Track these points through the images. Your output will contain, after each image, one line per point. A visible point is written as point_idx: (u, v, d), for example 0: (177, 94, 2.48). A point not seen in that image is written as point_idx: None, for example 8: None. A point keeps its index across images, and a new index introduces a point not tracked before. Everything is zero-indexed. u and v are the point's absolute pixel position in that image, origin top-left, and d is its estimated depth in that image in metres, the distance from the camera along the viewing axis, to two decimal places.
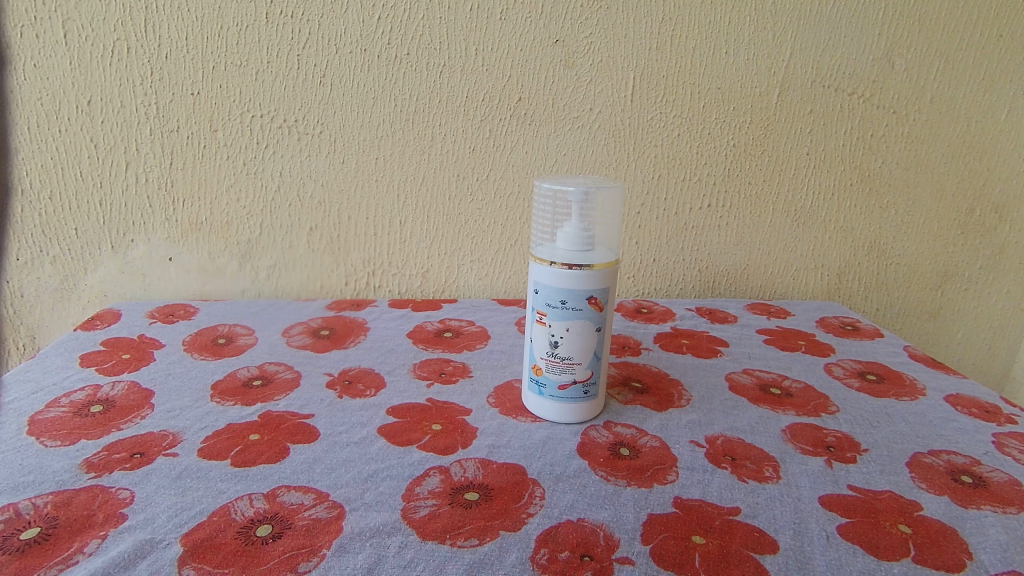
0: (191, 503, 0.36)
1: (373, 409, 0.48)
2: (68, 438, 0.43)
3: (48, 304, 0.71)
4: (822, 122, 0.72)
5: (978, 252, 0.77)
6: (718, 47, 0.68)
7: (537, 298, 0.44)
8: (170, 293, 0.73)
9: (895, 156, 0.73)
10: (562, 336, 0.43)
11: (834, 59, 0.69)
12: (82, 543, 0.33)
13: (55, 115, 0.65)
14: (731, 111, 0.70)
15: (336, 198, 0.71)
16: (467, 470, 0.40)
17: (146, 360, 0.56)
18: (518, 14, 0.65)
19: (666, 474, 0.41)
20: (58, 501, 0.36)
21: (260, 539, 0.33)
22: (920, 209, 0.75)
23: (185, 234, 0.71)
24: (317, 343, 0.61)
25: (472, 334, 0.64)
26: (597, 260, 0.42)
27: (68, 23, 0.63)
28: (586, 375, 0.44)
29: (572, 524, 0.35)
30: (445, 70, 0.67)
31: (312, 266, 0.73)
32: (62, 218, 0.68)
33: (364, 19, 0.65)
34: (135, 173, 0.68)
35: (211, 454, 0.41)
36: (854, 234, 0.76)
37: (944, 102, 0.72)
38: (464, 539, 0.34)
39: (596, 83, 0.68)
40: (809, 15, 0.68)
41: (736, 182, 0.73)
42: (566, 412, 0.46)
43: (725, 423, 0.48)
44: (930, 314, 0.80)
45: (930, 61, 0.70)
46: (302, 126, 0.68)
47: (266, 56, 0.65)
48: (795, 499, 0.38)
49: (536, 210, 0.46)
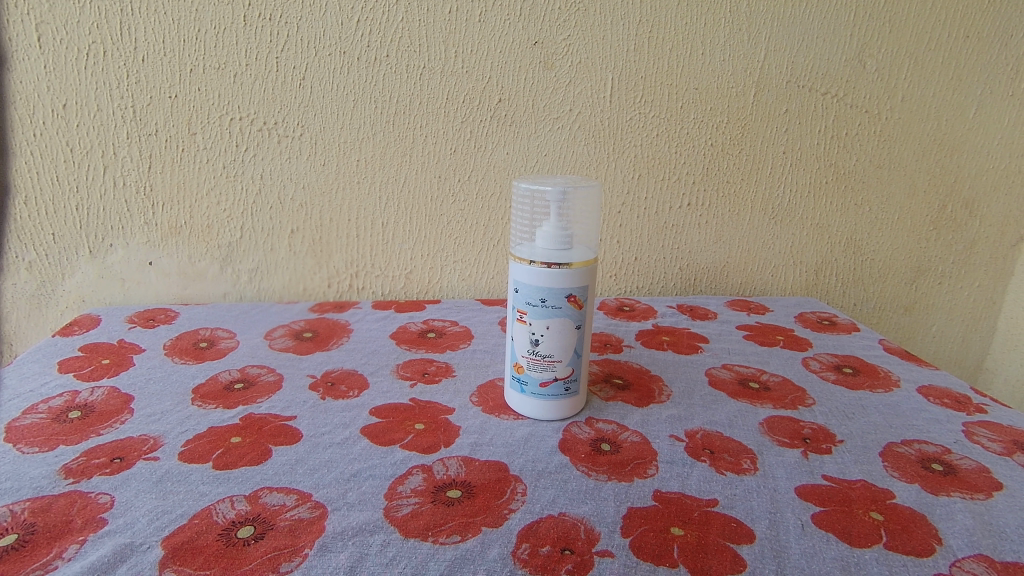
0: (172, 506, 0.36)
1: (356, 410, 0.48)
2: (46, 444, 0.42)
3: (25, 311, 0.70)
4: (797, 122, 0.73)
5: (950, 247, 0.79)
6: (694, 48, 0.69)
7: (517, 297, 0.44)
8: (150, 298, 0.72)
9: (869, 154, 0.75)
10: (543, 334, 0.43)
11: (808, 60, 0.71)
12: (61, 549, 0.32)
13: (30, 119, 0.64)
14: (708, 111, 0.71)
15: (318, 200, 0.71)
16: (450, 468, 0.41)
17: (126, 365, 0.55)
18: (496, 17, 0.66)
19: (646, 468, 0.41)
20: (36, 508, 0.35)
21: (241, 541, 0.33)
22: (893, 206, 0.77)
23: (164, 237, 0.70)
24: (300, 346, 0.61)
25: (455, 334, 0.64)
26: (575, 259, 0.43)
27: (42, 26, 0.62)
28: (567, 372, 0.45)
29: (553, 519, 0.36)
30: (425, 72, 0.67)
31: (294, 269, 0.73)
32: (38, 223, 0.68)
33: (343, 21, 0.65)
34: (113, 177, 0.67)
35: (192, 458, 0.41)
36: (830, 231, 0.78)
37: (915, 101, 0.74)
38: (446, 536, 0.34)
39: (576, 85, 0.69)
40: (782, 17, 0.69)
41: (715, 181, 0.74)
42: (547, 409, 0.46)
43: (705, 418, 0.48)
44: (905, 308, 0.82)
45: (900, 61, 0.72)
46: (282, 129, 0.67)
47: (245, 58, 0.65)
48: (771, 490, 0.39)
49: (515, 211, 0.46)
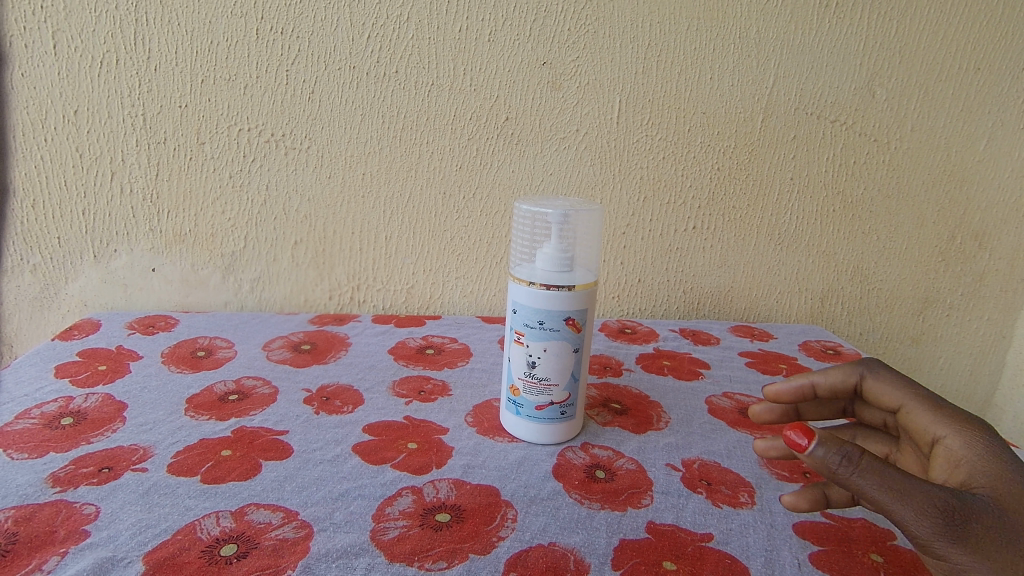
0: (157, 521, 0.35)
1: (349, 426, 0.48)
2: (36, 451, 0.42)
3: (27, 313, 0.71)
4: (805, 148, 0.73)
5: (959, 279, 0.78)
6: (703, 73, 0.69)
7: (515, 318, 0.44)
8: (152, 304, 0.72)
9: (877, 183, 0.74)
10: (540, 356, 0.43)
11: (817, 88, 0.71)
12: (41, 560, 0.32)
13: (41, 124, 0.65)
14: (715, 135, 0.71)
15: (323, 212, 0.71)
16: (440, 491, 0.40)
17: (122, 372, 0.55)
18: (506, 37, 0.66)
19: (641, 498, 0.40)
20: (19, 516, 0.35)
21: (224, 559, 0.33)
22: (902, 235, 0.76)
23: (168, 244, 0.70)
24: (297, 358, 0.60)
25: (454, 351, 0.64)
26: (576, 280, 0.43)
27: (58, 33, 0.63)
28: (563, 396, 0.44)
29: (543, 549, 0.35)
30: (433, 89, 0.67)
31: (296, 280, 0.73)
32: (44, 226, 0.68)
33: (354, 37, 0.65)
34: (120, 183, 0.68)
35: (181, 470, 0.41)
36: (836, 259, 0.77)
37: (924, 131, 0.73)
38: (432, 562, 0.33)
39: (583, 105, 0.69)
40: (791, 44, 0.69)
41: (721, 205, 0.74)
42: (542, 433, 0.45)
43: (702, 447, 0.48)
44: (913, 339, 0.81)
45: (910, 92, 0.72)
46: (290, 141, 0.68)
47: (256, 71, 0.66)
48: (768, 526, 0.38)
49: (515, 231, 0.46)
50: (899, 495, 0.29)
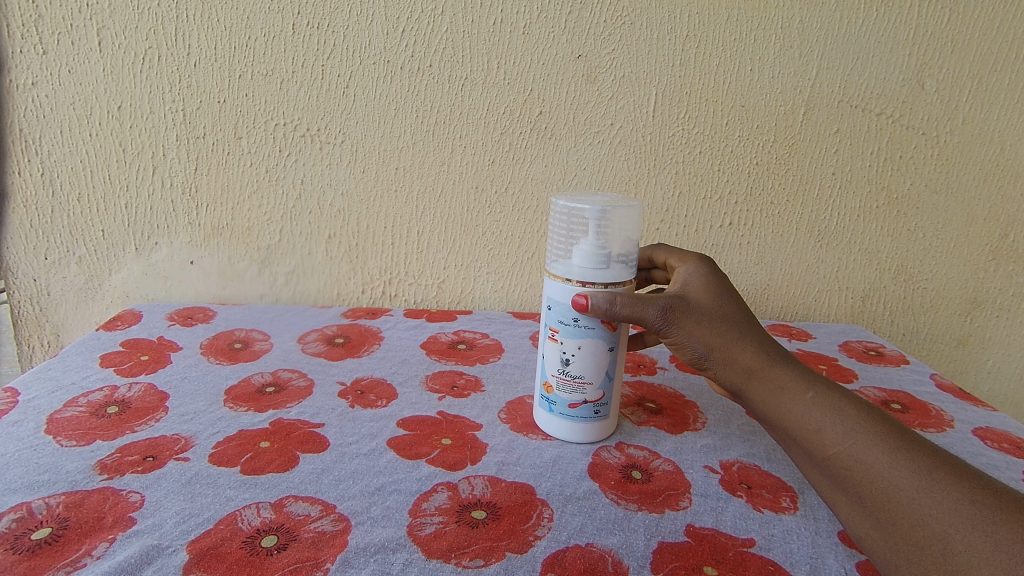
0: (199, 510, 0.36)
1: (383, 420, 0.48)
2: (83, 438, 0.43)
3: (72, 303, 0.73)
4: (849, 142, 0.70)
5: (1010, 279, 0.75)
6: (743, 64, 0.67)
7: (549, 315, 0.43)
8: (191, 296, 0.74)
9: (924, 178, 0.71)
10: (574, 354, 0.42)
11: (863, 80, 0.68)
12: (91, 546, 0.33)
13: (86, 120, 0.67)
14: (755, 129, 0.69)
15: (357, 207, 0.71)
16: (475, 488, 0.40)
17: (163, 362, 0.56)
18: (541, 29, 0.65)
19: (678, 500, 0.40)
20: (69, 502, 0.36)
21: (265, 550, 0.33)
22: (950, 233, 0.73)
23: (207, 237, 0.72)
24: (331, 351, 0.61)
25: (485, 347, 0.64)
26: (619, 279, 0.42)
27: (103, 30, 0.64)
28: (598, 395, 0.44)
29: (580, 549, 0.35)
30: (466, 83, 0.67)
31: (329, 274, 0.74)
32: (89, 219, 0.70)
33: (388, 31, 0.65)
34: (161, 178, 0.69)
35: (221, 461, 0.41)
36: (879, 257, 0.74)
37: (976, 124, 0.70)
38: (469, 560, 0.33)
39: (618, 99, 0.68)
40: (837, 33, 0.67)
41: (759, 201, 0.72)
42: (575, 431, 0.45)
43: (741, 449, 0.46)
44: (959, 341, 0.78)
45: (962, 83, 0.69)
46: (324, 136, 0.68)
47: (292, 66, 0.66)
48: (812, 533, 0.37)
49: (552, 226, 0.44)
50: (641, 305, 0.41)
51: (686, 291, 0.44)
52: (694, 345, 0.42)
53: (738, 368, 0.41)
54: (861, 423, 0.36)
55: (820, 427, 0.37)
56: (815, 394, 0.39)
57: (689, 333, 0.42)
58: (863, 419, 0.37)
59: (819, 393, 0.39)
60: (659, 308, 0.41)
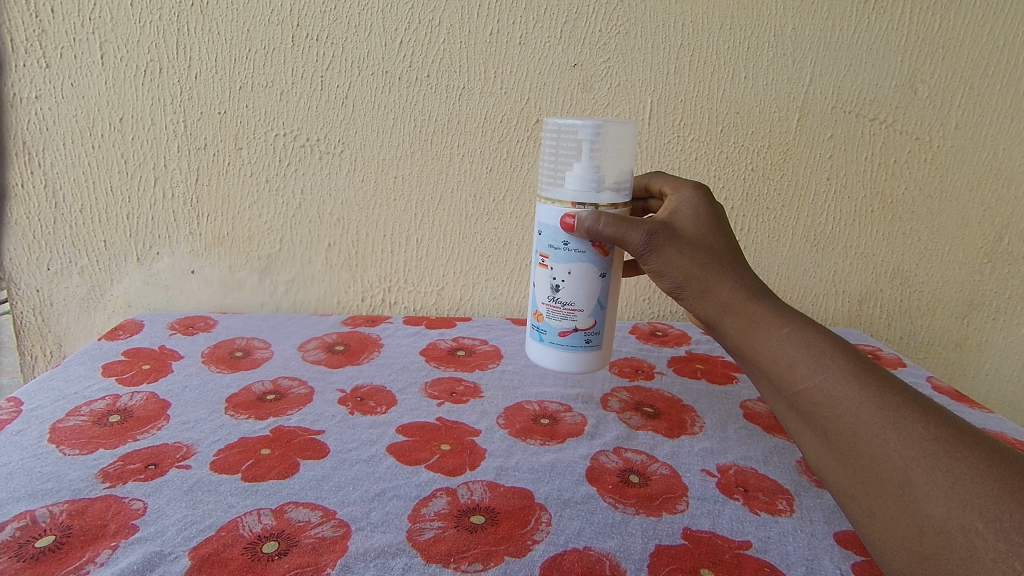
0: (201, 517, 0.36)
1: (383, 427, 0.48)
2: (86, 447, 0.44)
3: (75, 313, 0.73)
4: (843, 147, 0.71)
5: (1006, 282, 0.75)
6: (737, 71, 0.68)
7: (541, 240, 0.47)
8: (192, 305, 0.75)
9: (919, 182, 0.72)
10: (564, 279, 0.47)
11: (856, 85, 0.69)
12: (94, 553, 0.33)
13: (89, 132, 0.67)
14: (750, 135, 0.70)
15: (356, 215, 0.72)
16: (474, 493, 0.40)
17: (165, 371, 0.57)
18: (537, 39, 0.66)
19: (676, 503, 0.40)
20: (73, 510, 0.37)
21: (266, 556, 0.33)
22: (945, 237, 0.74)
23: (207, 247, 0.72)
24: (331, 359, 0.62)
25: (485, 353, 0.64)
26: (603, 199, 0.45)
27: (105, 44, 0.65)
28: (587, 323, 0.48)
29: (578, 553, 0.35)
30: (464, 92, 0.68)
31: (329, 282, 0.75)
32: (91, 230, 0.71)
33: (386, 42, 0.66)
34: (163, 189, 0.70)
35: (223, 468, 0.42)
36: (875, 261, 0.75)
37: (969, 129, 0.71)
38: (468, 564, 0.34)
39: (614, 107, 0.69)
40: (829, 40, 0.67)
41: (755, 206, 0.72)
42: (567, 359, 0.49)
43: (739, 453, 0.47)
44: (956, 343, 0.78)
45: (954, 87, 0.69)
46: (324, 145, 0.69)
47: (292, 77, 0.67)
48: (809, 535, 0.38)
49: (546, 150, 0.47)
50: (626, 228, 0.44)
51: (675, 221, 0.46)
52: (672, 274, 0.45)
53: (713, 302, 0.44)
54: (834, 360, 0.38)
55: (792, 363, 0.39)
56: (789, 330, 0.41)
57: (670, 261, 0.45)
58: (837, 355, 0.38)
59: (794, 329, 0.41)
60: (644, 232, 0.44)
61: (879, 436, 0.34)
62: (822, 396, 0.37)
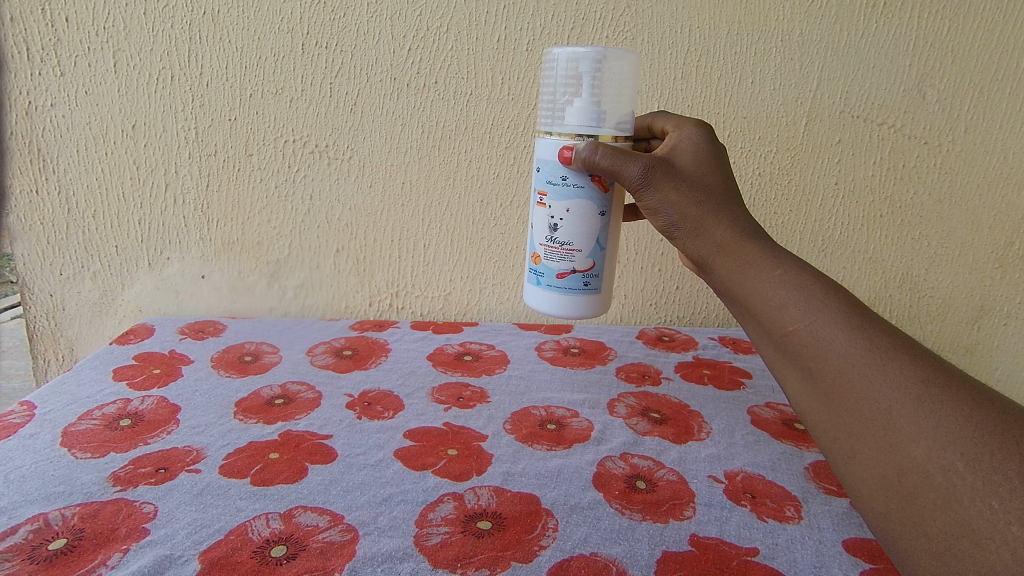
0: (211, 521, 0.37)
1: (390, 432, 0.49)
2: (98, 450, 0.44)
3: (87, 318, 0.74)
4: (851, 152, 0.71)
5: (1017, 287, 0.75)
6: (744, 76, 0.68)
7: (540, 176, 0.47)
8: (202, 310, 0.75)
9: (928, 186, 0.72)
10: (562, 217, 0.47)
11: (863, 90, 0.69)
12: (105, 556, 0.34)
13: (102, 139, 0.68)
14: (757, 140, 0.70)
15: (364, 221, 0.72)
16: (481, 498, 0.40)
17: (175, 375, 0.57)
18: (544, 45, 0.67)
19: (683, 509, 0.40)
20: (85, 513, 0.37)
21: (274, 560, 0.34)
22: (955, 242, 0.73)
23: (217, 252, 0.73)
24: (339, 363, 0.62)
25: (491, 358, 0.64)
26: (604, 133, 0.45)
27: (118, 53, 0.66)
28: (586, 265, 0.48)
29: (584, 559, 0.35)
30: (471, 99, 0.68)
31: (336, 287, 0.75)
32: (104, 235, 0.72)
33: (395, 50, 0.67)
34: (174, 194, 0.71)
35: (232, 472, 0.42)
36: (883, 265, 0.74)
37: (979, 133, 0.70)
38: (475, 569, 0.34)
39: None
40: (837, 46, 0.67)
41: (762, 211, 0.72)
42: (564, 302, 0.49)
43: (746, 459, 0.47)
44: (967, 349, 0.77)
45: (963, 92, 0.69)
46: (332, 152, 0.70)
47: (301, 84, 0.68)
48: (817, 542, 0.37)
49: (546, 88, 0.47)
50: (623, 159, 0.43)
51: (674, 157, 0.46)
52: (668, 210, 0.45)
53: (709, 241, 0.44)
54: (825, 302, 0.37)
55: (783, 304, 0.39)
56: (782, 272, 0.40)
57: (666, 197, 0.44)
58: (831, 298, 0.38)
59: (787, 271, 0.40)
60: (642, 165, 0.44)
61: (868, 390, 0.34)
62: (811, 338, 0.37)
